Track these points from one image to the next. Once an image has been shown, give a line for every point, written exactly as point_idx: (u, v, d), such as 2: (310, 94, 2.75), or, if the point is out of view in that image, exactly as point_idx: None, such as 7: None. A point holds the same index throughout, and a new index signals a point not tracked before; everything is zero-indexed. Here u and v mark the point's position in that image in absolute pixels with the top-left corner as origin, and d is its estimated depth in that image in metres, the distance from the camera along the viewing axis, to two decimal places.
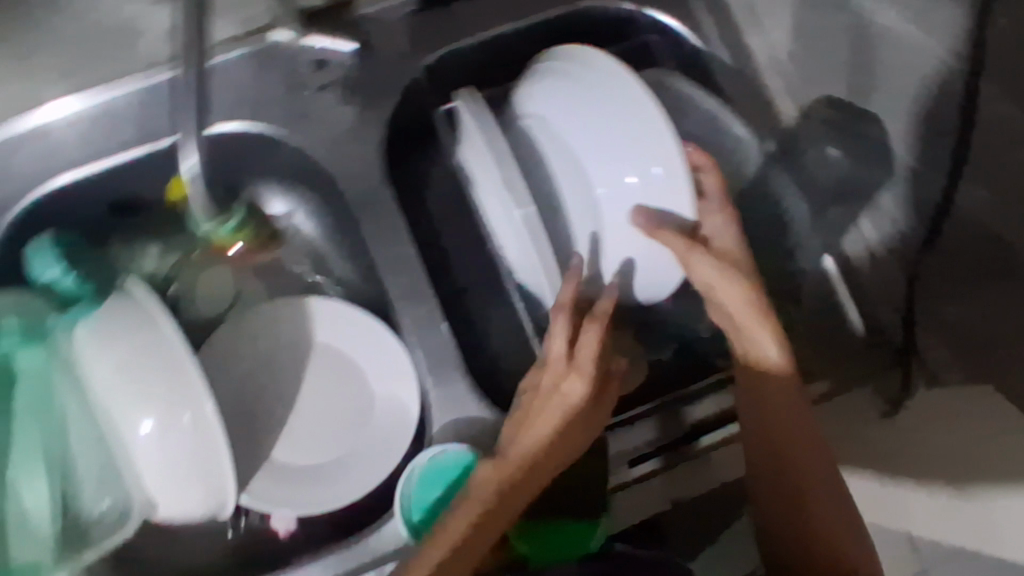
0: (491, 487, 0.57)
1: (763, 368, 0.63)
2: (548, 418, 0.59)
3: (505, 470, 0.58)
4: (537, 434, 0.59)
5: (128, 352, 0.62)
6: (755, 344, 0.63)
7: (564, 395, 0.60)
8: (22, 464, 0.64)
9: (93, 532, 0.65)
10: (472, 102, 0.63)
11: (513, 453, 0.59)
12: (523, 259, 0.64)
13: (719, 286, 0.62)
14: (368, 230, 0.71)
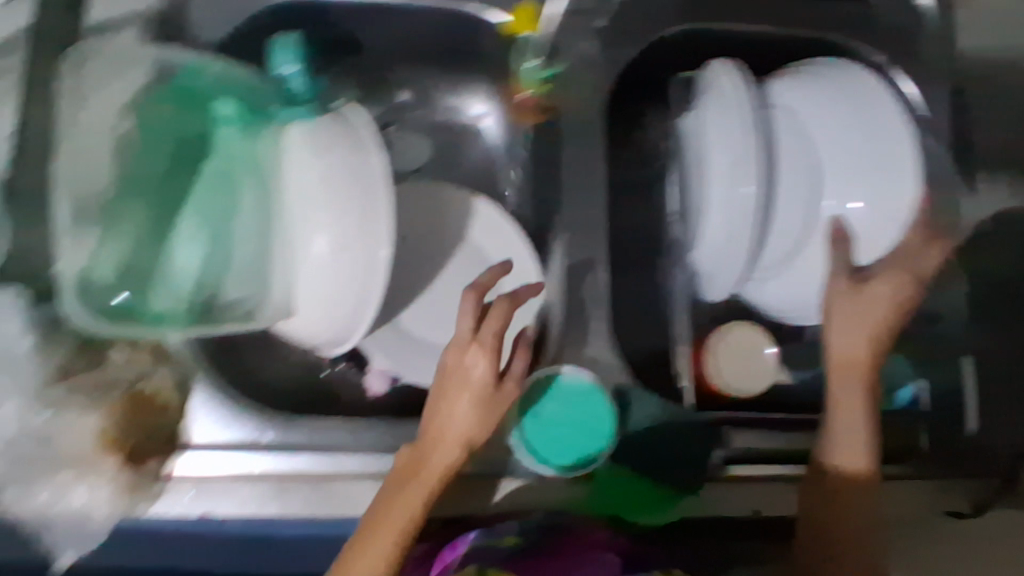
0: (414, 490, 0.56)
1: (849, 425, 0.63)
2: (450, 396, 0.58)
3: (424, 468, 0.57)
4: (444, 415, 0.57)
5: (335, 167, 0.62)
6: (845, 402, 0.64)
7: (467, 365, 0.58)
8: (189, 226, 0.66)
9: (220, 315, 0.66)
10: (739, 74, 0.64)
11: (430, 444, 0.57)
12: (725, 236, 0.64)
13: (841, 335, 0.65)
14: (571, 161, 0.71)
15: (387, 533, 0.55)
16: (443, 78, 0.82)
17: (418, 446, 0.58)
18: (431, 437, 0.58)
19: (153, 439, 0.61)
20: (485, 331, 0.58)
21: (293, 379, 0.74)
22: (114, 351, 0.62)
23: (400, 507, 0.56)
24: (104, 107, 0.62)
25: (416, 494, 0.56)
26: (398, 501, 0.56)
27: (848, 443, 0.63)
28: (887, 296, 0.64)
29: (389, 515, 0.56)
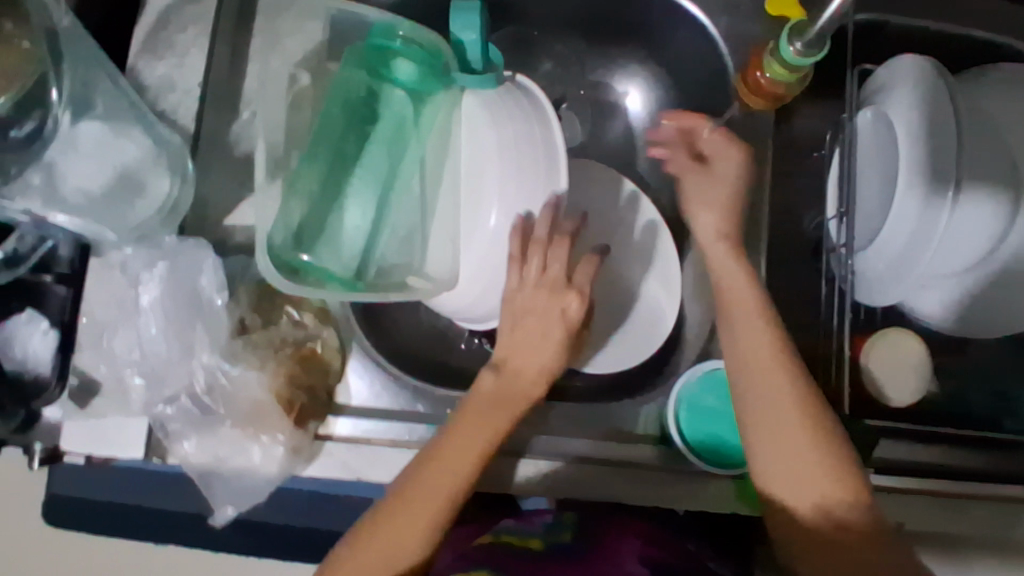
0: (483, 417, 0.59)
1: (767, 393, 0.59)
2: (529, 334, 0.61)
3: (499, 399, 0.60)
4: (522, 352, 0.61)
5: (517, 139, 0.64)
6: (750, 367, 0.60)
7: (548, 305, 0.61)
8: (357, 188, 0.65)
9: (381, 284, 0.65)
10: (930, 69, 0.62)
11: (507, 378, 0.61)
12: (901, 240, 0.62)
13: (744, 330, 0.61)
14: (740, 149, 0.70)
15: (461, 455, 0.57)
16: (603, 57, 0.81)
17: (491, 381, 0.60)
18: (510, 370, 0.61)
19: (319, 400, 0.60)
20: (579, 282, 0.62)
21: (426, 349, 0.73)
22: (288, 309, 0.61)
23: (474, 434, 0.58)
24: (283, 63, 0.65)
25: (494, 421, 0.59)
26: (432, 467, 0.57)
27: (778, 436, 0.58)
28: (722, 172, 0.66)
29: (460, 435, 0.58)
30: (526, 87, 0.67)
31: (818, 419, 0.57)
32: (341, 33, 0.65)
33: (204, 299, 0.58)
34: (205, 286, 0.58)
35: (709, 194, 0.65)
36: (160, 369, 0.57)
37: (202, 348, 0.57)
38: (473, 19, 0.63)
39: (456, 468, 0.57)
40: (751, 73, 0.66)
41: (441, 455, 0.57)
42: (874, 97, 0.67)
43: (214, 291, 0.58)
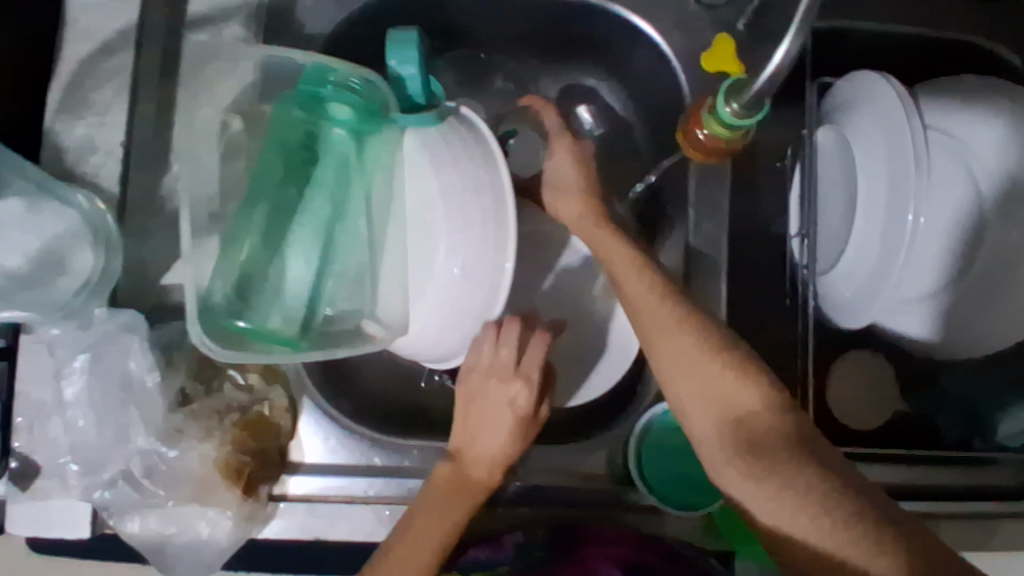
0: (458, 493, 0.60)
1: (665, 337, 0.54)
2: (493, 414, 0.61)
3: (469, 476, 0.60)
4: (486, 429, 0.61)
5: (459, 179, 0.60)
6: (659, 349, 0.55)
7: (501, 386, 0.61)
8: (299, 238, 0.62)
9: (328, 335, 0.62)
10: (892, 87, 0.59)
11: (474, 456, 0.61)
12: (867, 266, 0.59)
13: (644, 313, 0.56)
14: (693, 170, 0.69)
15: (435, 527, 0.58)
16: (555, 71, 0.78)
17: (461, 457, 0.61)
18: (468, 458, 0.61)
19: (271, 464, 0.60)
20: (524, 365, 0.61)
21: (393, 394, 0.70)
22: (230, 372, 0.61)
23: (449, 508, 0.59)
24: (212, 111, 0.60)
25: (464, 497, 0.60)
26: (406, 550, 0.57)
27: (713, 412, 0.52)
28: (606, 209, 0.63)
29: (436, 507, 0.59)
30: (470, 120, 0.63)
31: (755, 380, 0.51)
32: (272, 78, 0.62)
33: (136, 380, 0.58)
34: (135, 368, 0.57)
35: (570, 199, 0.65)
36: (96, 457, 0.56)
37: (137, 432, 0.57)
38: (413, 54, 0.61)
39: (427, 542, 0.58)
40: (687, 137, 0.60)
41: (406, 538, 0.58)
42: (835, 114, 0.65)
43: (146, 371, 0.57)
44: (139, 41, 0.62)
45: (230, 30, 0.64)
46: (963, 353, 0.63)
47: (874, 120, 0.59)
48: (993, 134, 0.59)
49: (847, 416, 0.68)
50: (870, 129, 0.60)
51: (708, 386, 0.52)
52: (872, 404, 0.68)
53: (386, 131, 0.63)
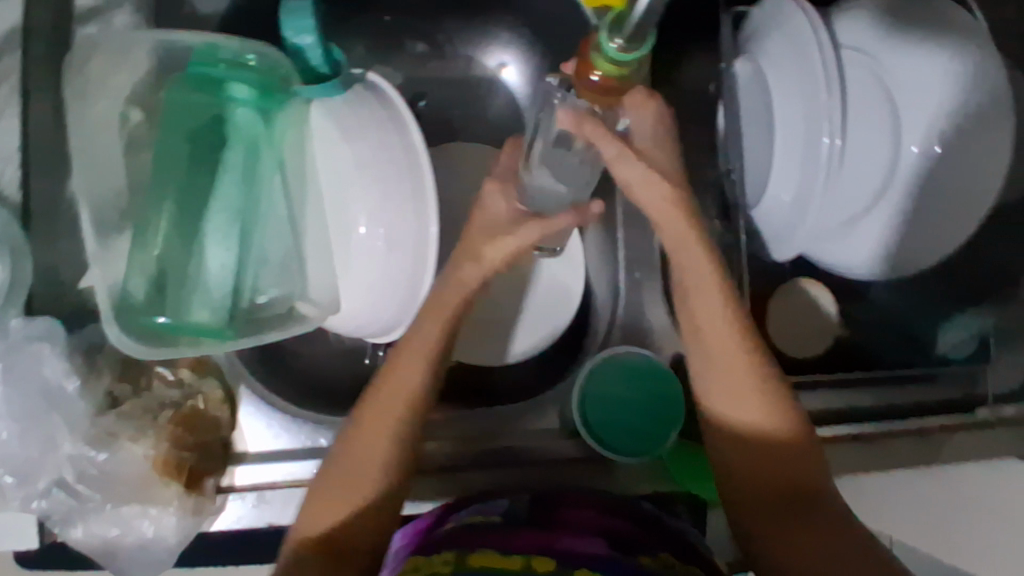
0: (379, 416, 0.53)
1: (711, 327, 0.53)
2: (415, 350, 0.54)
3: (391, 400, 0.53)
4: (404, 368, 0.54)
5: (366, 145, 0.59)
6: (709, 338, 0.53)
7: (433, 323, 0.55)
8: (215, 225, 0.60)
9: (259, 320, 0.61)
10: (799, 10, 0.57)
11: (390, 397, 0.53)
12: (795, 196, 0.59)
13: (704, 315, 0.53)
14: None
15: (364, 460, 0.52)
16: (465, 29, 0.75)
17: (377, 392, 0.54)
18: (397, 368, 0.54)
19: (213, 456, 0.59)
20: (467, 279, 0.56)
21: (336, 372, 0.69)
22: (159, 369, 0.61)
23: (375, 431, 0.53)
24: (109, 104, 0.58)
25: (394, 421, 0.53)
26: (363, 436, 0.53)
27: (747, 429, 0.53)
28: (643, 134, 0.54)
29: (363, 438, 0.53)
30: (377, 85, 0.61)
31: (788, 411, 0.52)
32: (168, 64, 0.60)
33: (56, 388, 0.57)
34: (52, 375, 0.57)
35: (652, 188, 0.52)
36: (26, 469, 0.56)
37: (62, 439, 0.57)
38: (307, 22, 0.60)
39: (358, 482, 0.52)
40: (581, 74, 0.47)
41: (361, 427, 0.53)
42: (749, 45, 0.64)
43: (64, 377, 0.57)
44: (21, 40, 0.60)
45: (120, 18, 0.62)
46: (893, 271, 0.63)
47: (786, 48, 0.58)
48: (906, 45, 0.58)
49: (786, 345, 0.70)
50: (783, 58, 0.59)
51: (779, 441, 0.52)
52: (812, 332, 0.71)
53: (292, 105, 0.61)
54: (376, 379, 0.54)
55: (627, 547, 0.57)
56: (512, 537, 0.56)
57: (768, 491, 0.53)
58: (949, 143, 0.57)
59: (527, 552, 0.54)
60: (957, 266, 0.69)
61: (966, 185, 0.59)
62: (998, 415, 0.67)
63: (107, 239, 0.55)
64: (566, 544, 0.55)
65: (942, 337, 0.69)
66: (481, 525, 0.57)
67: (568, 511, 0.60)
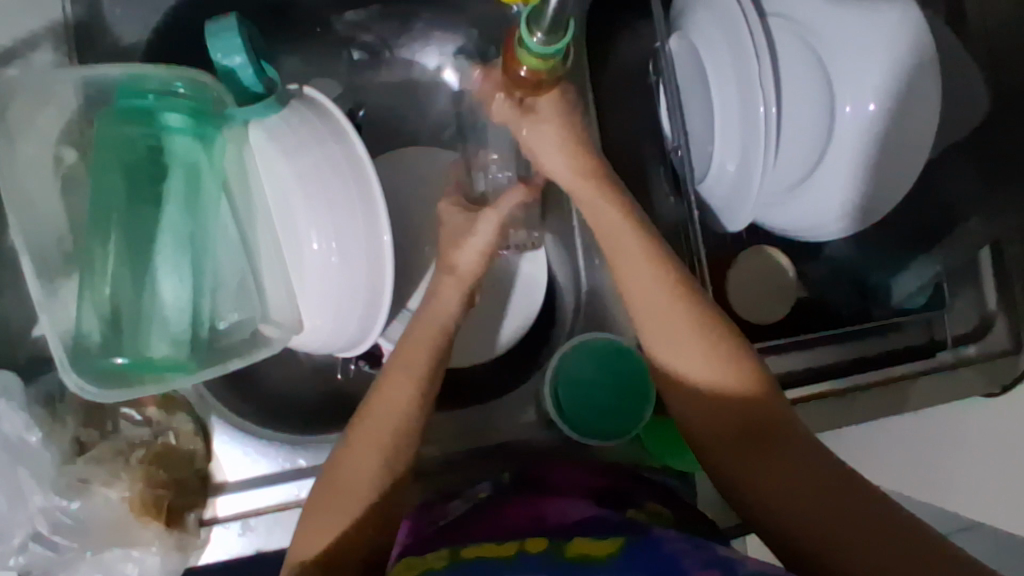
0: (371, 432, 0.53)
1: (646, 296, 0.55)
2: (399, 368, 0.55)
3: (378, 417, 0.53)
4: (388, 388, 0.54)
5: (310, 162, 0.58)
6: (657, 313, 0.55)
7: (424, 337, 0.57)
8: (165, 256, 0.59)
9: (222, 348, 0.60)
10: None
11: (379, 415, 0.53)
12: (738, 167, 0.60)
13: (643, 288, 0.56)
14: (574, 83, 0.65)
15: (351, 479, 0.51)
16: (400, 32, 0.75)
17: (367, 409, 0.54)
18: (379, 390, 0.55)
19: (189, 489, 0.59)
20: (449, 301, 0.60)
21: (307, 391, 0.69)
22: (124, 410, 0.60)
23: (364, 447, 0.52)
24: (41, 146, 0.58)
25: (384, 436, 0.53)
26: (353, 451, 0.52)
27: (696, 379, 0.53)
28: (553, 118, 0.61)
29: (352, 456, 0.52)
30: (314, 99, 0.61)
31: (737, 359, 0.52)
32: (97, 99, 0.59)
33: (18, 442, 0.56)
34: (11, 429, 0.56)
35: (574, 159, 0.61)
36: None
37: (31, 492, 0.56)
38: (236, 42, 0.58)
39: (347, 502, 0.50)
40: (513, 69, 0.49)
41: (351, 443, 0.53)
42: (680, 22, 0.64)
43: (25, 430, 0.56)
44: None
45: (41, 57, 0.61)
46: (841, 229, 0.65)
47: (715, 22, 0.59)
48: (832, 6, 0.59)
49: (746, 311, 0.71)
50: (714, 33, 0.59)
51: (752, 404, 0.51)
52: (771, 294, 0.71)
53: (229, 129, 0.60)
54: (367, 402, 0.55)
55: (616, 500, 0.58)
56: (505, 523, 0.54)
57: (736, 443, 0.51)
58: (888, 97, 0.58)
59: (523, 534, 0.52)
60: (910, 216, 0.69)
61: (903, 137, 0.60)
62: (959, 356, 0.71)
63: (53, 285, 0.55)
64: (558, 508, 0.55)
65: (898, 287, 0.70)
66: (475, 518, 0.56)
67: (554, 474, 0.62)
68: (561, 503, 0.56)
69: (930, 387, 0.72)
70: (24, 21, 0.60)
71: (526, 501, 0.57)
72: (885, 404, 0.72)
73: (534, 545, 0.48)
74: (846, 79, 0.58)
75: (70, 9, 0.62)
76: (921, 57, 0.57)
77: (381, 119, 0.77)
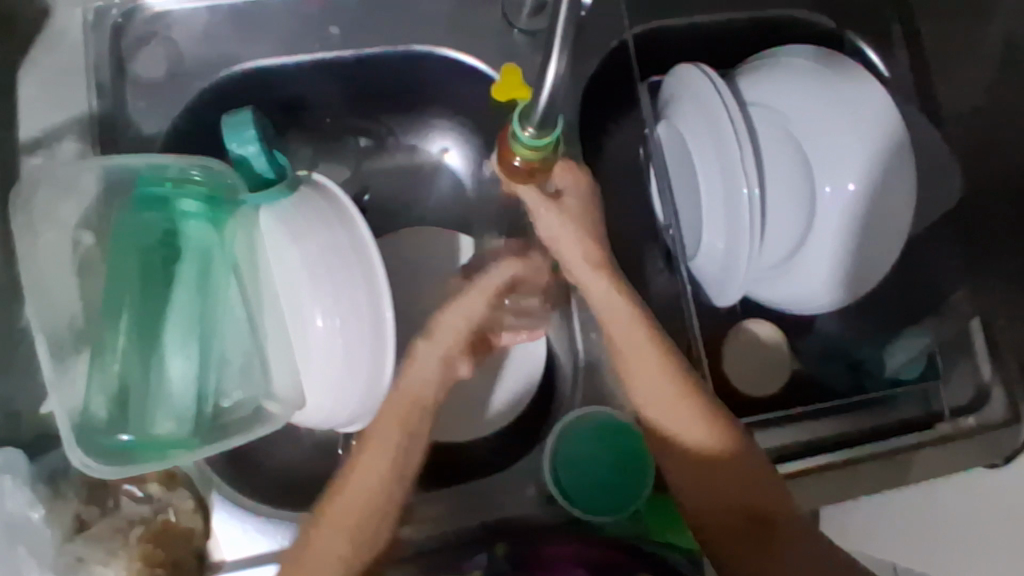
0: (346, 508, 0.58)
1: (638, 353, 0.58)
2: (370, 471, 0.60)
3: (356, 490, 0.59)
4: (371, 467, 0.60)
5: (317, 245, 0.61)
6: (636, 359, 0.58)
7: (409, 400, 0.63)
8: (174, 338, 0.60)
9: (225, 427, 0.61)
10: (706, 78, 0.63)
11: (373, 463, 0.60)
12: (729, 246, 0.63)
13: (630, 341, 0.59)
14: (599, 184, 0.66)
15: (336, 544, 0.57)
16: (407, 122, 0.79)
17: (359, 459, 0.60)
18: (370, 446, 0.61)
19: (188, 569, 0.59)
20: (426, 363, 0.64)
21: (307, 467, 0.70)
22: (125, 487, 0.61)
23: (372, 468, 0.60)
24: (60, 231, 0.60)
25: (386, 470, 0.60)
26: (376, 464, 0.60)
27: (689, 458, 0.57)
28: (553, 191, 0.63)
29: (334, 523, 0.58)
30: (322, 185, 0.65)
31: (726, 430, 0.56)
32: (116, 185, 0.62)
33: (21, 519, 0.57)
34: (16, 506, 0.57)
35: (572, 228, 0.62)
36: None
37: (29, 569, 0.56)
38: (252, 134, 0.62)
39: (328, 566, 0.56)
40: (507, 162, 0.52)
41: (360, 474, 0.60)
42: (666, 111, 0.69)
43: (28, 507, 0.57)
44: None
45: (65, 147, 0.64)
46: (834, 301, 0.66)
47: (699, 113, 0.63)
48: (810, 94, 0.64)
49: (741, 381, 0.73)
50: (698, 121, 0.63)
51: (726, 469, 0.56)
52: (767, 368, 0.73)
53: (241, 215, 0.63)
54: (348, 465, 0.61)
55: None
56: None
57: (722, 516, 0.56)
58: (863, 179, 0.62)
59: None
60: (901, 292, 0.71)
61: (879, 220, 0.63)
62: (960, 427, 0.71)
63: (65, 362, 0.57)
64: None
65: (895, 357, 0.71)
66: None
67: (551, 548, 0.61)
68: None
69: (932, 456, 0.72)
70: (52, 114, 0.65)
71: None
72: (890, 473, 0.71)
73: None
74: (825, 164, 0.62)
75: (96, 103, 0.66)
76: (888, 142, 0.62)
77: (386, 202, 0.81)
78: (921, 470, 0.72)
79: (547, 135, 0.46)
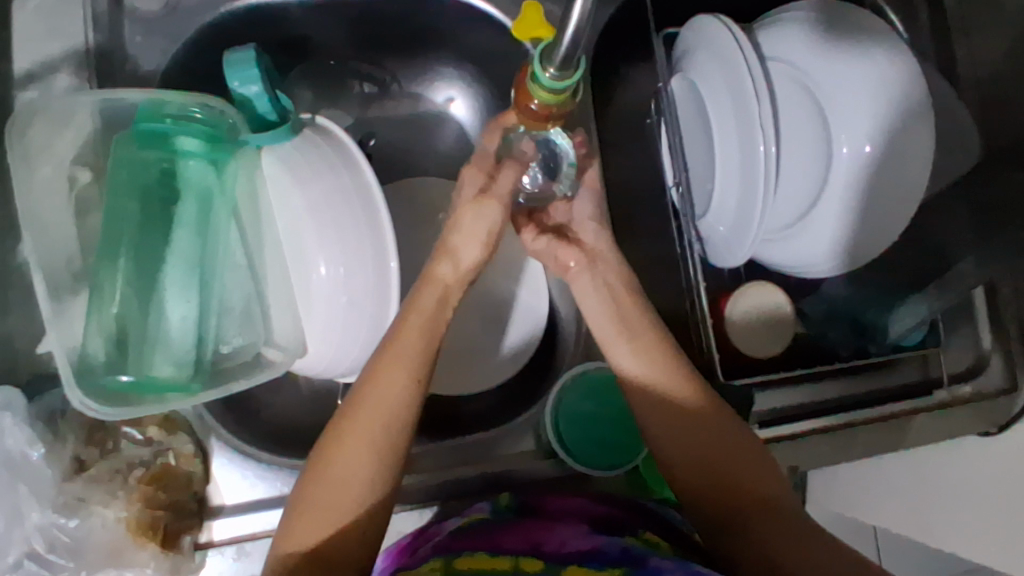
0: (361, 432, 0.50)
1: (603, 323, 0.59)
2: (379, 403, 0.51)
3: (364, 423, 0.50)
4: (379, 402, 0.51)
5: (317, 189, 0.60)
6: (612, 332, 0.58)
7: (406, 341, 0.54)
8: (174, 281, 0.59)
9: (224, 372, 0.61)
10: (730, 28, 0.60)
11: (374, 406, 0.51)
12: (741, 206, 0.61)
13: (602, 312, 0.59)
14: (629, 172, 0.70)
15: (345, 485, 0.49)
16: (414, 69, 0.77)
17: (360, 401, 0.51)
18: (372, 388, 0.52)
19: (188, 513, 0.59)
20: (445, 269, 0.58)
21: (305, 416, 0.69)
22: (125, 429, 0.61)
23: (382, 398, 0.51)
24: (55, 167, 0.58)
25: (392, 407, 0.51)
26: (371, 404, 0.51)
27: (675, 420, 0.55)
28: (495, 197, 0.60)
29: (341, 461, 0.50)
30: (327, 128, 0.64)
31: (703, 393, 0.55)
32: (115, 124, 0.60)
33: (20, 458, 0.57)
34: (15, 445, 0.57)
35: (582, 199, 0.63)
36: None
37: (31, 508, 0.57)
38: (254, 74, 0.59)
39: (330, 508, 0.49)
40: (524, 105, 0.51)
41: (370, 404, 0.51)
42: (682, 64, 0.67)
43: (28, 446, 0.57)
44: None
45: (60, 81, 0.63)
46: (845, 264, 0.65)
47: (722, 62, 0.61)
48: (835, 52, 0.62)
49: (741, 342, 0.73)
50: (721, 72, 0.61)
51: (704, 443, 0.54)
52: (768, 331, 0.74)
53: (243, 155, 0.62)
54: (352, 399, 0.52)
55: (612, 526, 0.58)
56: (496, 540, 0.56)
57: (700, 492, 0.54)
58: (881, 143, 0.60)
59: (515, 554, 0.54)
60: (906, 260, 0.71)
61: (899, 186, 0.62)
62: (954, 395, 0.71)
63: (61, 300, 0.55)
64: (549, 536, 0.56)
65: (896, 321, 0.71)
66: (466, 534, 0.57)
67: (552, 503, 0.62)
68: (545, 526, 0.58)
69: (926, 426, 0.72)
70: (47, 47, 0.63)
71: (512, 524, 0.58)
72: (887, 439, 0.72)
73: (529, 565, 0.52)
74: (845, 124, 0.60)
75: (92, 37, 0.64)
76: (910, 102, 0.60)
77: (389, 150, 0.79)
78: (919, 438, 0.72)
79: (569, 77, 0.44)
